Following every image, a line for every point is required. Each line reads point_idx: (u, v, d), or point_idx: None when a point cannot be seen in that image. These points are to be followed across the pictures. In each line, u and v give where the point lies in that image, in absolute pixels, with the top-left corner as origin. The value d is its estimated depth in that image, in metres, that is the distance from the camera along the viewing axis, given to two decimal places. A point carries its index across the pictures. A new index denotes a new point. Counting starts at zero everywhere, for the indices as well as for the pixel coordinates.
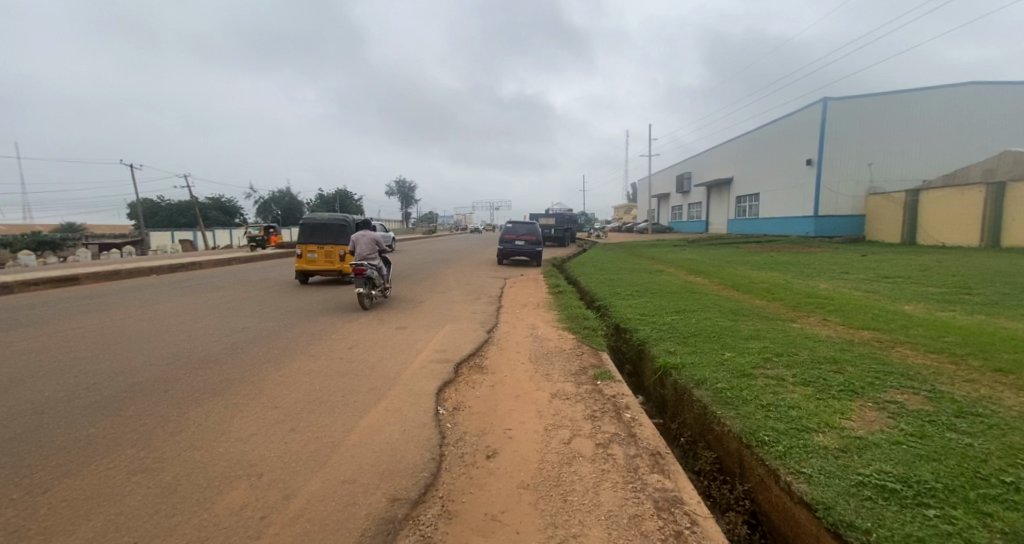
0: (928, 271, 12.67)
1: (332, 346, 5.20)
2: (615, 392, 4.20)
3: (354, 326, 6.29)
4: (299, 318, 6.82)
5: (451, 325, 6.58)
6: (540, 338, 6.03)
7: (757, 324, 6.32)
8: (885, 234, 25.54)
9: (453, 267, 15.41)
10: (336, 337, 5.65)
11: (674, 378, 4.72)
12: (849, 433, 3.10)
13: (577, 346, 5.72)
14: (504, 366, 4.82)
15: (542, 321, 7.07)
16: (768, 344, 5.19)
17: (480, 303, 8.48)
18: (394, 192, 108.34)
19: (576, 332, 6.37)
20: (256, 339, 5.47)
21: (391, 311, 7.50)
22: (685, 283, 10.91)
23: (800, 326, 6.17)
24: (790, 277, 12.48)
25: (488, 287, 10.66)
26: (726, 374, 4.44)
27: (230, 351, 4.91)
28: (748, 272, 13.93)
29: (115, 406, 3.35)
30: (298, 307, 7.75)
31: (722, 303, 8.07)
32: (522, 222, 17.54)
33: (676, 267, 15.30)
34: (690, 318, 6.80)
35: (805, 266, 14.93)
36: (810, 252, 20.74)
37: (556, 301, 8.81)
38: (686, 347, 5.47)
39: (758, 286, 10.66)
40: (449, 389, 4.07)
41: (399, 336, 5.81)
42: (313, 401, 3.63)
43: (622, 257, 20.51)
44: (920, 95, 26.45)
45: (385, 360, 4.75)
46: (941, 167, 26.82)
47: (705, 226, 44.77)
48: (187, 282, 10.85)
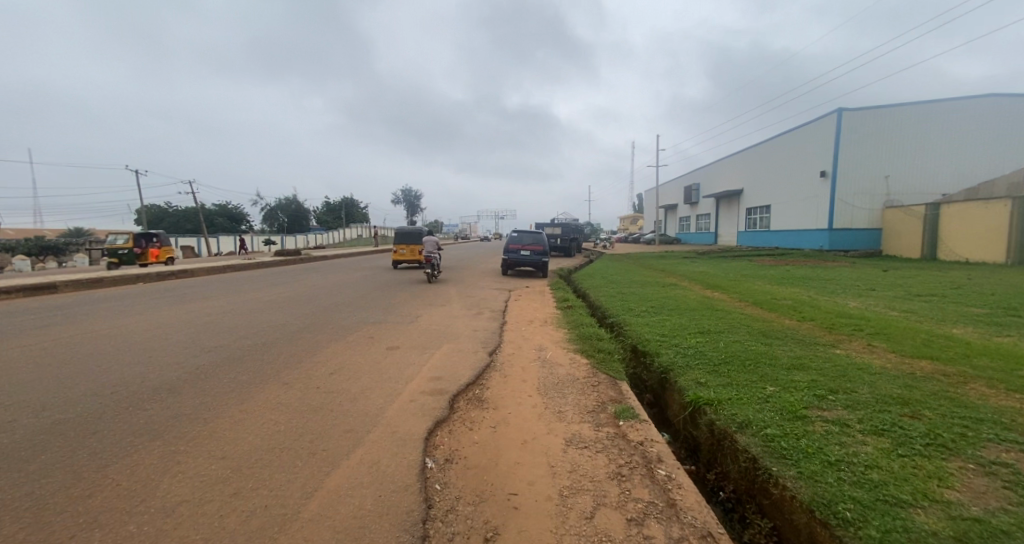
0: (963, 289, 11.83)
1: (312, 370, 4.56)
2: (643, 437, 3.48)
3: (340, 345, 5.65)
4: (284, 334, 6.21)
5: (449, 345, 5.88)
6: (550, 363, 5.33)
7: (794, 350, 5.59)
8: (903, 248, 24.68)
9: (455, 278, 14.77)
10: (319, 358, 5.00)
11: (708, 416, 4.01)
12: (960, 512, 2.35)
13: (591, 373, 5.00)
14: (509, 399, 4.12)
15: (550, 342, 6.37)
16: (815, 377, 4.45)
17: (483, 319, 7.79)
18: (399, 199, 109.09)
19: (590, 356, 5.69)
20: (228, 360, 4.85)
21: (385, 326, 6.84)
22: (703, 299, 10.16)
23: (845, 354, 5.41)
24: (814, 293, 11.72)
25: (491, 300, 9.98)
26: (774, 416, 3.71)
27: (193, 376, 4.28)
28: (767, 287, 13.17)
29: (23, 455, 2.70)
30: (287, 320, 7.16)
31: (748, 324, 7.35)
32: (527, 231, 16.90)
33: (690, 281, 14.56)
34: (717, 342, 6.09)
35: (828, 282, 14.11)
36: (827, 266, 19.99)
37: (566, 318, 8.11)
38: (719, 379, 4.76)
39: (783, 304, 9.87)
40: (441, 432, 3.37)
41: (390, 358, 5.15)
42: (272, 448, 2.95)
43: (631, 268, 19.81)
44: (939, 105, 25.71)
45: (369, 391, 4.07)
46: (961, 180, 25.97)
47: (714, 238, 44.00)
48: (177, 290, 10.35)
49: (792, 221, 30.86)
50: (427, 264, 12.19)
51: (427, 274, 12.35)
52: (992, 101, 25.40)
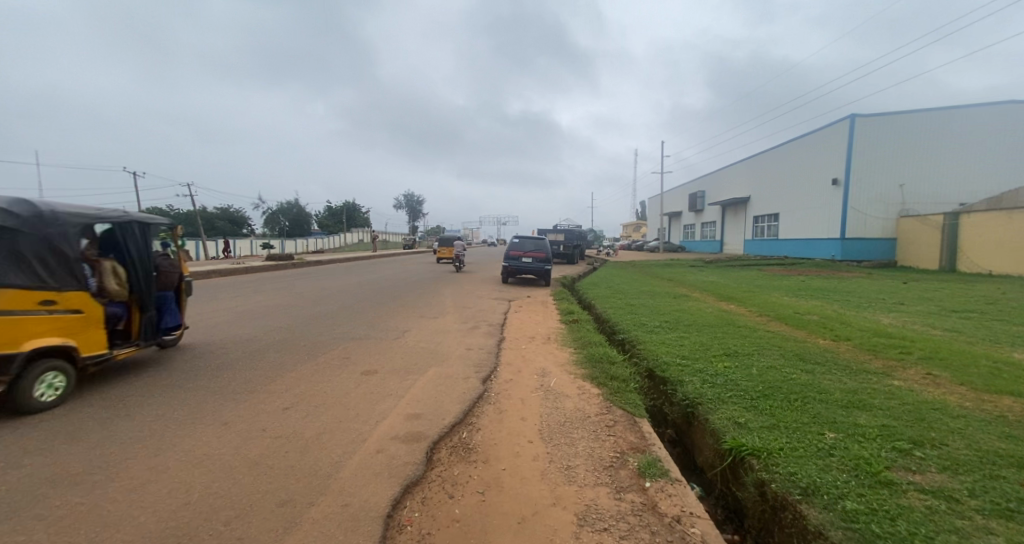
0: (999, 304, 11.00)
1: (262, 406, 3.69)
2: (680, 508, 2.62)
3: (307, 368, 4.82)
4: (247, 353, 5.38)
5: (436, 368, 5.02)
6: (555, 394, 4.47)
7: (843, 380, 4.72)
8: (919, 260, 23.76)
9: (452, 286, 14.00)
10: (277, 387, 4.15)
11: (756, 473, 3.13)
12: None
13: (605, 409, 4.12)
14: (504, 448, 3.26)
15: (554, 365, 5.49)
16: (887, 420, 3.58)
17: (477, 335, 6.96)
18: (403, 204, 109.69)
19: (602, 384, 4.82)
20: (163, 389, 3.99)
21: (366, 343, 6.01)
22: (721, 313, 9.31)
23: (903, 385, 4.55)
24: (838, 307, 10.88)
25: (489, 312, 9.18)
26: (849, 479, 2.82)
27: (108, 413, 3.42)
28: (785, 299, 12.32)
29: None
30: (256, 335, 6.33)
31: (778, 344, 6.48)
32: (529, 237, 16.07)
33: (702, 291, 13.73)
34: (750, 369, 5.23)
35: (849, 294, 13.29)
36: (842, 277, 19.19)
37: (571, 334, 7.28)
38: (762, 420, 3.88)
39: (809, 319, 8.99)
40: (411, 506, 2.49)
41: (363, 387, 4.30)
42: (160, 536, 2.07)
43: (637, 277, 19.09)
44: (955, 113, 24.95)
45: (325, 437, 3.20)
46: (979, 189, 25.12)
47: (719, 246, 43.18)
48: None
49: (802, 229, 29.98)
50: (458, 259, 19.23)
51: (457, 266, 19.66)
52: (1012, 108, 24.56)
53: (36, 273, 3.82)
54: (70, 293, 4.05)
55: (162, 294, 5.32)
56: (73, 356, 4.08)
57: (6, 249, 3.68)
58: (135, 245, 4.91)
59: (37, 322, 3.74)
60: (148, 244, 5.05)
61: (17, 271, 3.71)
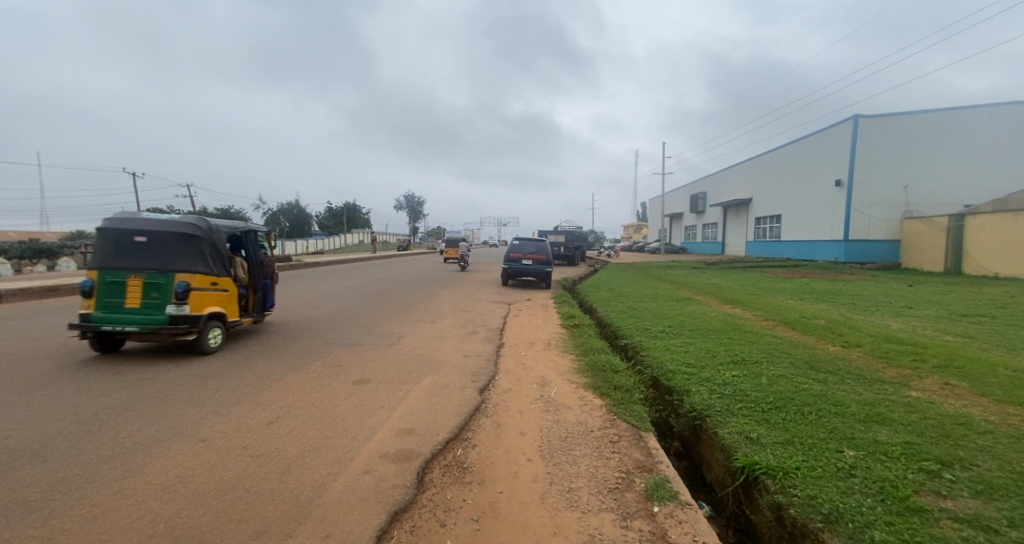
0: (1010, 309, 10.75)
1: (244, 420, 3.47)
2: (692, 537, 2.40)
3: (297, 377, 4.60)
4: (235, 360, 5.17)
5: (431, 377, 4.80)
6: (556, 405, 4.25)
7: (858, 391, 4.49)
8: (924, 262, 23.50)
9: (451, 288, 13.79)
10: (262, 399, 3.93)
11: (772, 495, 2.91)
12: None
13: (608, 423, 3.90)
14: (502, 467, 3.05)
15: (555, 374, 5.27)
16: (910, 436, 3.35)
17: (475, 341, 6.75)
18: (403, 206, 110.14)
19: (606, 394, 4.59)
20: (142, 401, 3.78)
21: (360, 350, 5.80)
22: (726, 318, 9.09)
23: (921, 397, 4.33)
24: (844, 311, 10.65)
25: (488, 315, 8.97)
26: (875, 504, 2.59)
27: (79, 428, 3.21)
28: (791, 303, 12.09)
29: None
30: (246, 341, 6.11)
31: (787, 351, 6.26)
32: (530, 239, 15.82)
33: (705, 294, 13.51)
34: (760, 378, 5.01)
35: (855, 298, 13.05)
36: (846, 279, 18.96)
37: (573, 339, 7.07)
38: (775, 434, 3.66)
39: (816, 324, 8.77)
40: (399, 537, 2.26)
41: (353, 398, 4.09)
42: None
43: (639, 279, 18.90)
44: (959, 113, 24.73)
45: (308, 456, 2.98)
46: (984, 191, 24.89)
47: (721, 248, 42.94)
48: None
49: (805, 231, 29.72)
50: (462, 260, 21.39)
51: (461, 266, 21.91)
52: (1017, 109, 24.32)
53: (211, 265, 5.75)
54: (225, 276, 5.98)
55: (266, 281, 7.29)
56: (225, 320, 5.99)
57: (197, 249, 5.62)
58: (251, 246, 6.85)
59: (212, 295, 5.67)
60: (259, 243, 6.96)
61: (202, 262, 5.64)
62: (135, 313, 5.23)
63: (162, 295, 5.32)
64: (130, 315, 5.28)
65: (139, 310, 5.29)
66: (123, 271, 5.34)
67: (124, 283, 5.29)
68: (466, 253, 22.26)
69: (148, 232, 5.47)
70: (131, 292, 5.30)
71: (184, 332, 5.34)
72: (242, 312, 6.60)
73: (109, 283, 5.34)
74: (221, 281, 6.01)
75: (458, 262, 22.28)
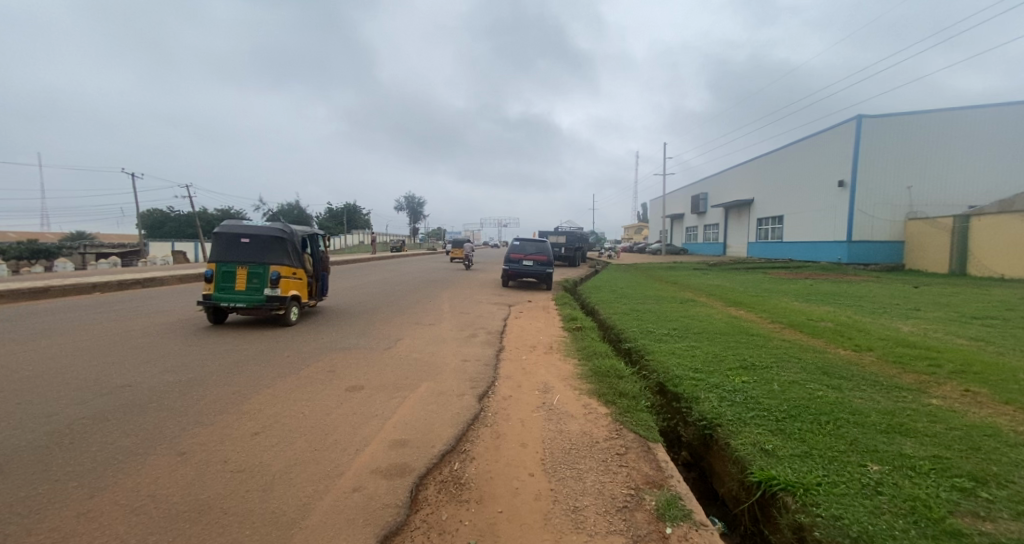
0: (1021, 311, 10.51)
1: (227, 430, 3.25)
2: None
3: (289, 383, 4.40)
4: (224, 364, 4.97)
5: (429, 383, 4.61)
6: (559, 413, 4.05)
7: (875, 399, 4.28)
8: (929, 263, 23.28)
9: (450, 290, 13.61)
10: (248, 407, 3.72)
11: (793, 514, 2.70)
12: None
13: (615, 433, 3.69)
14: (502, 483, 2.84)
15: (557, 380, 5.05)
16: (937, 450, 3.13)
17: (474, 344, 6.53)
18: (404, 207, 110.28)
19: (611, 402, 4.38)
20: (121, 410, 3.58)
21: (356, 354, 5.60)
22: (731, 320, 8.88)
23: (943, 405, 4.11)
24: (852, 313, 10.43)
25: (487, 318, 8.77)
26: (908, 527, 2.38)
27: (52, 440, 3.02)
28: (796, 305, 11.86)
29: None
30: (238, 343, 5.93)
31: (797, 355, 6.05)
32: (531, 239, 15.60)
33: (709, 296, 13.29)
34: (772, 384, 4.81)
35: (861, 300, 12.82)
36: (850, 280, 18.73)
37: (575, 342, 6.87)
38: (792, 445, 3.45)
39: (824, 327, 8.55)
40: None
41: (346, 406, 3.88)
42: None
43: (641, 281, 18.68)
44: (964, 112, 24.53)
45: (294, 472, 2.77)
46: (990, 191, 24.63)
47: (722, 249, 42.72)
48: (133, 302, 9.18)
49: (807, 232, 29.51)
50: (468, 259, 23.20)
51: (467, 265, 23.70)
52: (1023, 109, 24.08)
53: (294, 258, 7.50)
54: (302, 268, 7.70)
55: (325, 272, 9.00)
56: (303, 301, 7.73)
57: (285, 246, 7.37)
58: (316, 244, 8.59)
59: (294, 282, 7.35)
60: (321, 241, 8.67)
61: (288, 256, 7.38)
62: (240, 294, 6.97)
63: (261, 282, 7.06)
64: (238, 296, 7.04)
65: (244, 293, 7.08)
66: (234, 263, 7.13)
67: (233, 272, 7.07)
68: (472, 253, 24.16)
69: (249, 234, 7.19)
70: (239, 279, 7.09)
71: (276, 308, 7.05)
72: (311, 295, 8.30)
73: (223, 272, 7.16)
74: (298, 271, 7.70)
75: (464, 262, 24.11)
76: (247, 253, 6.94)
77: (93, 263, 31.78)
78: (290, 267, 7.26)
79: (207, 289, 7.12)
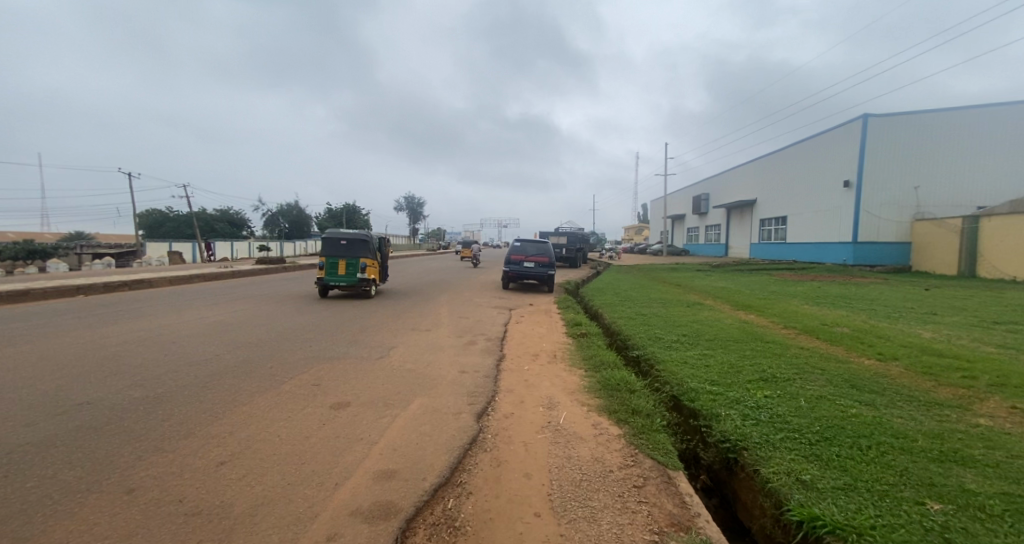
0: None
1: (187, 461, 2.82)
2: None
3: (269, 399, 3.98)
4: (201, 376, 4.55)
5: (423, 400, 4.18)
6: (567, 437, 3.62)
7: (916, 418, 3.87)
8: (937, 264, 22.87)
9: (448, 293, 13.20)
10: (218, 429, 3.29)
11: None
12: None
13: (631, 460, 3.27)
14: (502, 528, 2.42)
15: (562, 394, 4.64)
16: (1008, 486, 2.71)
17: (473, 353, 6.12)
18: (403, 207, 110.19)
19: (624, 422, 3.96)
20: (72, 434, 3.14)
21: (346, 364, 5.19)
22: (743, 325, 8.47)
23: (993, 426, 3.70)
24: (866, 318, 10.02)
25: (487, 323, 8.37)
26: None
27: None
28: (807, 308, 11.44)
29: None
30: (220, 351, 5.52)
31: (819, 365, 5.64)
32: (531, 240, 15.28)
33: (715, 299, 12.87)
34: (798, 399, 4.39)
35: (873, 303, 12.40)
36: (858, 282, 18.29)
37: (580, 350, 6.47)
38: (832, 477, 3.02)
39: (840, 333, 8.14)
40: None
41: (329, 428, 3.46)
42: None
43: (644, 283, 18.25)
44: (972, 112, 24.11)
45: (259, 515, 2.34)
46: (998, 192, 24.21)
47: (722, 250, 42.37)
48: (116, 306, 8.75)
49: (812, 233, 29.06)
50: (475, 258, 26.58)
51: (474, 263, 26.86)
52: None
53: (373, 253, 11.56)
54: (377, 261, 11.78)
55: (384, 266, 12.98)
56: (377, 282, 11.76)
57: (368, 246, 11.49)
58: (381, 246, 12.68)
59: (374, 269, 11.37)
60: (383, 245, 12.74)
61: (370, 252, 11.45)
62: (342, 276, 11.06)
63: (354, 268, 11.13)
64: (340, 277, 11.08)
65: (344, 276, 11.13)
66: (336, 258, 11.19)
67: (337, 262, 11.13)
68: (477, 253, 27.47)
69: (345, 238, 11.28)
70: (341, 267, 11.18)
71: (364, 285, 11.10)
72: (379, 280, 12.27)
73: (330, 263, 11.23)
74: (374, 263, 11.75)
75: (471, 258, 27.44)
76: (346, 250, 11.02)
77: (89, 263, 31.51)
78: (371, 259, 11.34)
79: (319, 274, 11.17)
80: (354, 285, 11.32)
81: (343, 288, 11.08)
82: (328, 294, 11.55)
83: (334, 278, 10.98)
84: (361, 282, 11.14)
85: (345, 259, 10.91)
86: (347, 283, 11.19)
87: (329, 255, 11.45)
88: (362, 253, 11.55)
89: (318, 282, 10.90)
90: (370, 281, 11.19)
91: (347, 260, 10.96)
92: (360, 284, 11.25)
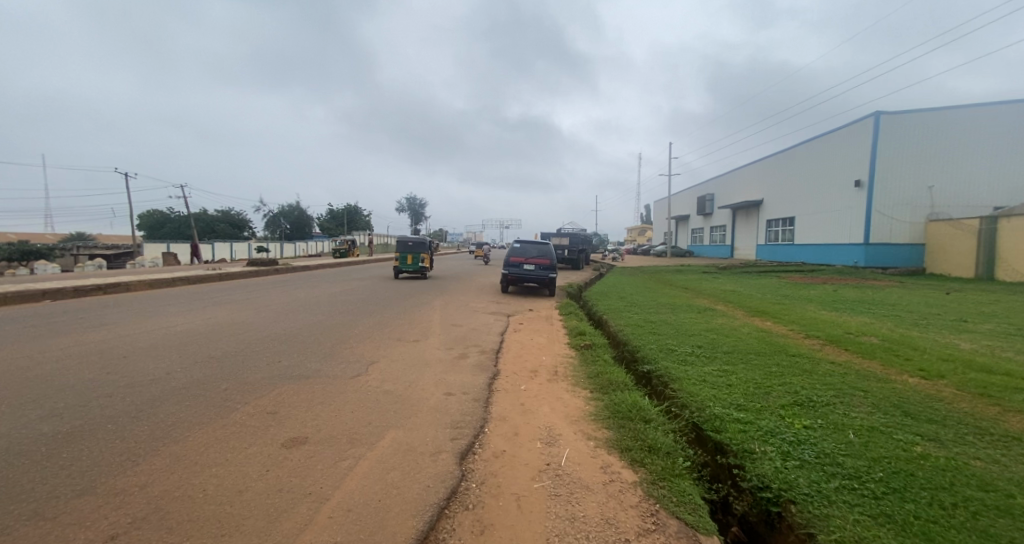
0: None
1: (67, 536, 2.12)
2: None
3: (209, 434, 3.30)
4: (141, 402, 3.87)
5: (396, 436, 3.47)
6: (568, 486, 2.91)
7: (1000, 463, 3.13)
8: (952, 266, 22.08)
9: (443, 297, 12.52)
10: (130, 483, 2.59)
11: None
12: None
13: (650, 523, 2.55)
14: None
15: (564, 424, 3.95)
16: None
17: (463, 369, 5.41)
18: (405, 207, 110.19)
19: (638, 464, 3.25)
20: None
21: (314, 385, 4.50)
22: (761, 335, 7.77)
23: None
24: (892, 325, 9.28)
25: (482, 332, 7.70)
26: None
27: None
28: (826, 315, 10.69)
29: None
30: (175, 368, 4.86)
31: (858, 385, 4.91)
32: (532, 242, 14.63)
33: (727, 304, 12.13)
34: (845, 433, 3.66)
35: (896, 309, 11.63)
36: (874, 286, 17.48)
37: (583, 365, 5.78)
38: None
39: (870, 344, 7.40)
40: None
41: (271, 478, 2.76)
42: None
43: (649, 286, 17.54)
44: (990, 109, 23.31)
45: None
46: (1015, 192, 23.41)
47: (728, 251, 41.59)
48: (84, 311, 8.13)
49: (822, 234, 28.26)
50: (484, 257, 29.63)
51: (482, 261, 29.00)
52: None
53: (427, 250, 18.77)
54: (429, 255, 18.95)
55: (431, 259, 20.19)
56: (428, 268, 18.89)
57: (423, 246, 18.69)
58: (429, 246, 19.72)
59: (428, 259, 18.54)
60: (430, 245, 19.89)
61: (425, 250, 18.66)
62: (410, 264, 18.25)
63: (417, 259, 18.36)
64: (409, 265, 18.25)
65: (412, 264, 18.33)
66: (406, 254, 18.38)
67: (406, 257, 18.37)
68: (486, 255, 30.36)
69: (411, 241, 18.57)
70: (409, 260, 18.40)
71: (423, 269, 18.24)
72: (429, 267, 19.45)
73: (403, 257, 18.49)
74: (428, 258, 18.96)
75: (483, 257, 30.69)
76: (413, 248, 18.29)
77: (86, 264, 31.31)
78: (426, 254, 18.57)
79: (397, 263, 18.37)
80: (416, 270, 18.50)
81: (412, 271, 18.23)
82: (401, 276, 18.81)
83: (406, 266, 18.22)
84: (422, 268, 18.30)
85: (413, 254, 18.21)
86: (413, 269, 18.41)
87: (402, 252, 18.75)
88: (422, 250, 18.91)
89: (397, 268, 18.09)
90: (426, 267, 18.40)
91: (414, 254, 18.23)
92: (421, 268, 18.47)
